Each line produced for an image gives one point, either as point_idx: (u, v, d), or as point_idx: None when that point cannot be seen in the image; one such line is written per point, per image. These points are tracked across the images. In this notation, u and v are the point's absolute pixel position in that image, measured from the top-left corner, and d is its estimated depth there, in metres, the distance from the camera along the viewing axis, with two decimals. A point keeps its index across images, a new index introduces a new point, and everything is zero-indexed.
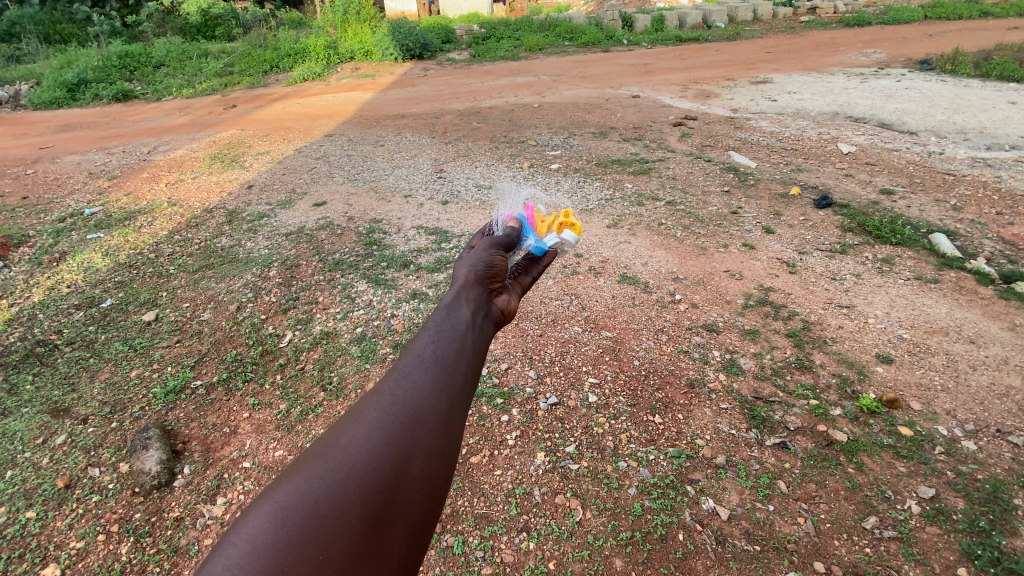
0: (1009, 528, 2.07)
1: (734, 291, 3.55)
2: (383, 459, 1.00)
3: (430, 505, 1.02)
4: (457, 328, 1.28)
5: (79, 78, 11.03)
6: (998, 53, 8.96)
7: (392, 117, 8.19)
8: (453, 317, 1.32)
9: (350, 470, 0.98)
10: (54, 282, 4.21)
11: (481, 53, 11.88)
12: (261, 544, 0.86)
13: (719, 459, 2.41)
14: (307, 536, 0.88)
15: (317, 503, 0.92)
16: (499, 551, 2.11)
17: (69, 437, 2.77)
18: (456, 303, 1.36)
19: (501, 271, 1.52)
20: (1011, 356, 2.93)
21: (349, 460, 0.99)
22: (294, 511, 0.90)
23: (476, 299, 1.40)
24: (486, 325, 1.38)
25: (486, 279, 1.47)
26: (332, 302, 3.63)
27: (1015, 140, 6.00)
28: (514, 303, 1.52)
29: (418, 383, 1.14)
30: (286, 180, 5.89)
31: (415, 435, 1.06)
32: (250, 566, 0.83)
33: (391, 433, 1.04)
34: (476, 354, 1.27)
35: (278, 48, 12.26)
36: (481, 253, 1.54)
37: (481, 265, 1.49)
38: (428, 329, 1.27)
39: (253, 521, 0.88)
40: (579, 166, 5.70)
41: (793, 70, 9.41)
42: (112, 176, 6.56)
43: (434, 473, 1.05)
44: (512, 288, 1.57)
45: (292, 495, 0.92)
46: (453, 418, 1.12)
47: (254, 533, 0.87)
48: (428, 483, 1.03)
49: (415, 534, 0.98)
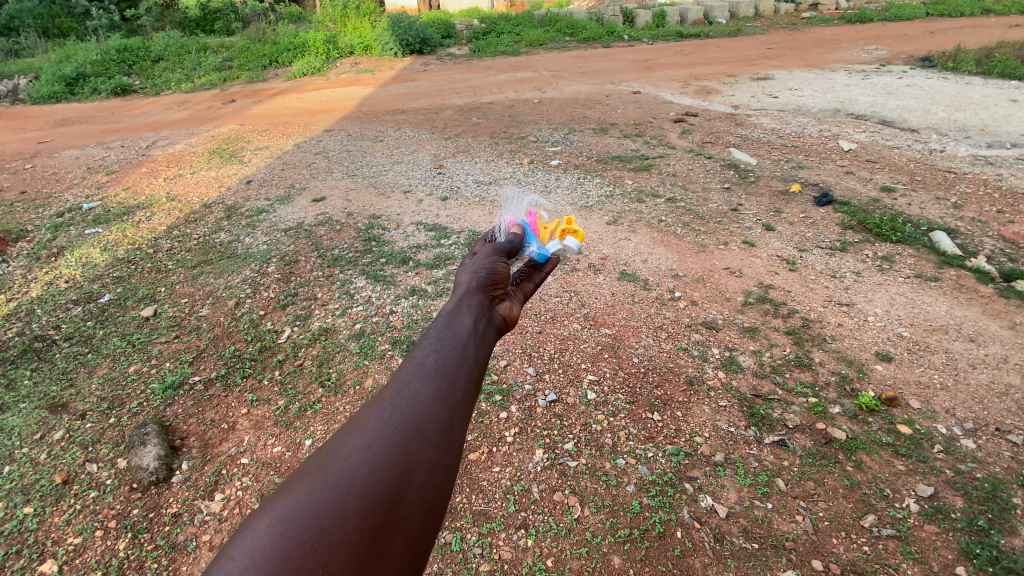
0: (1008, 526, 2.07)
1: (733, 289, 3.54)
2: (384, 471, 1.00)
3: (432, 515, 1.02)
4: (460, 336, 1.27)
5: (77, 72, 10.98)
6: (999, 50, 8.93)
7: (392, 112, 8.16)
8: (455, 325, 1.30)
9: (351, 481, 0.97)
10: (53, 277, 4.19)
11: (482, 48, 11.83)
12: (261, 558, 0.85)
13: (719, 457, 2.41)
14: (307, 551, 0.88)
15: (317, 516, 0.91)
16: (498, 548, 2.11)
17: (67, 433, 2.76)
18: (458, 309, 1.35)
19: (504, 278, 1.51)
20: (1011, 354, 2.92)
21: (349, 472, 0.98)
22: (294, 524, 0.90)
23: (478, 306, 1.39)
24: (489, 331, 1.37)
25: (489, 285, 1.46)
26: (332, 298, 3.62)
27: (1016, 138, 5.98)
28: (516, 310, 1.50)
29: (419, 392, 1.13)
30: (286, 175, 5.87)
31: (416, 445, 1.05)
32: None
33: (392, 444, 1.04)
34: (479, 362, 1.26)
35: (278, 43, 12.22)
36: (484, 259, 1.53)
37: (484, 271, 1.47)
38: (430, 336, 1.26)
39: (252, 535, 0.88)
40: (579, 162, 5.68)
41: (794, 67, 9.37)
42: (110, 171, 6.54)
43: (436, 483, 1.04)
44: (515, 294, 1.57)
45: (291, 507, 0.92)
46: (454, 428, 1.12)
47: (253, 547, 0.86)
48: (429, 493, 1.02)
49: (416, 544, 0.98)
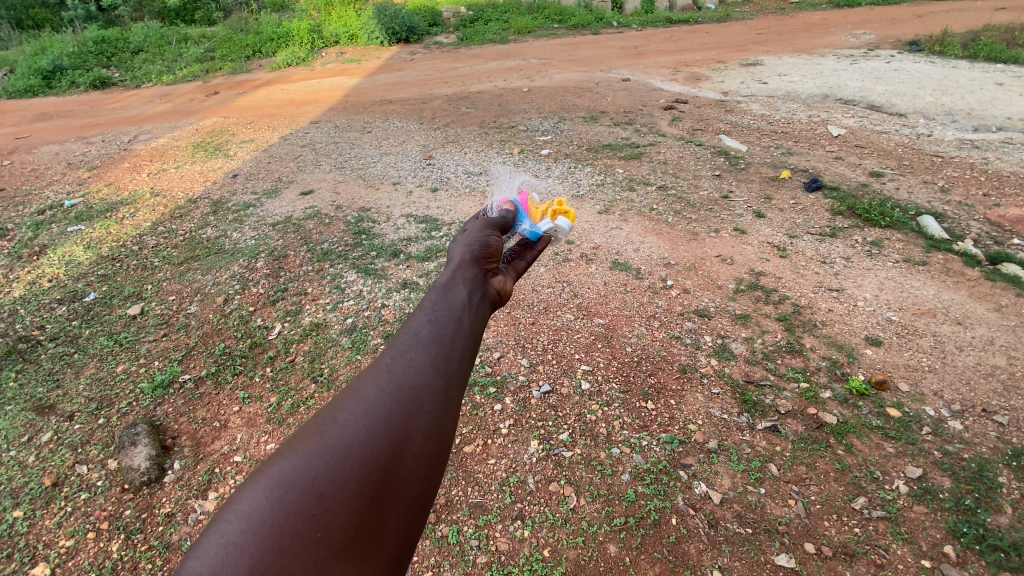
0: (994, 505, 2.11)
1: (724, 276, 3.56)
2: (380, 437, 0.98)
3: (429, 483, 1.00)
4: (454, 307, 1.23)
5: (54, 65, 10.71)
6: (985, 34, 8.96)
7: (380, 103, 8.06)
8: (450, 295, 1.27)
9: (347, 448, 0.96)
10: (36, 276, 4.11)
11: (470, 36, 11.67)
12: (258, 521, 0.86)
13: (712, 444, 2.43)
14: (304, 513, 0.88)
15: (314, 480, 0.91)
16: (494, 540, 2.12)
17: (55, 435, 2.72)
18: (453, 282, 1.32)
19: (497, 251, 1.47)
20: (997, 336, 2.96)
21: (346, 437, 0.97)
22: (291, 488, 0.89)
23: (473, 278, 1.35)
24: (484, 302, 1.33)
25: (482, 257, 1.42)
26: (322, 292, 3.59)
27: (1001, 121, 6.04)
28: (510, 285, 1.46)
29: (415, 360, 1.11)
30: (273, 168, 5.78)
31: (414, 413, 1.03)
32: (247, 544, 0.83)
33: (388, 410, 1.02)
34: (474, 332, 1.22)
35: (261, 32, 11.97)
36: (477, 232, 1.49)
37: (477, 244, 1.43)
38: (424, 307, 1.22)
39: (249, 498, 0.88)
40: (569, 151, 5.65)
41: (783, 52, 9.36)
42: (91, 166, 6.40)
43: (433, 450, 1.02)
44: (508, 270, 1.52)
45: (289, 471, 0.92)
46: (451, 397, 1.09)
47: (251, 510, 0.87)
48: (427, 459, 1.01)
49: (414, 510, 0.97)
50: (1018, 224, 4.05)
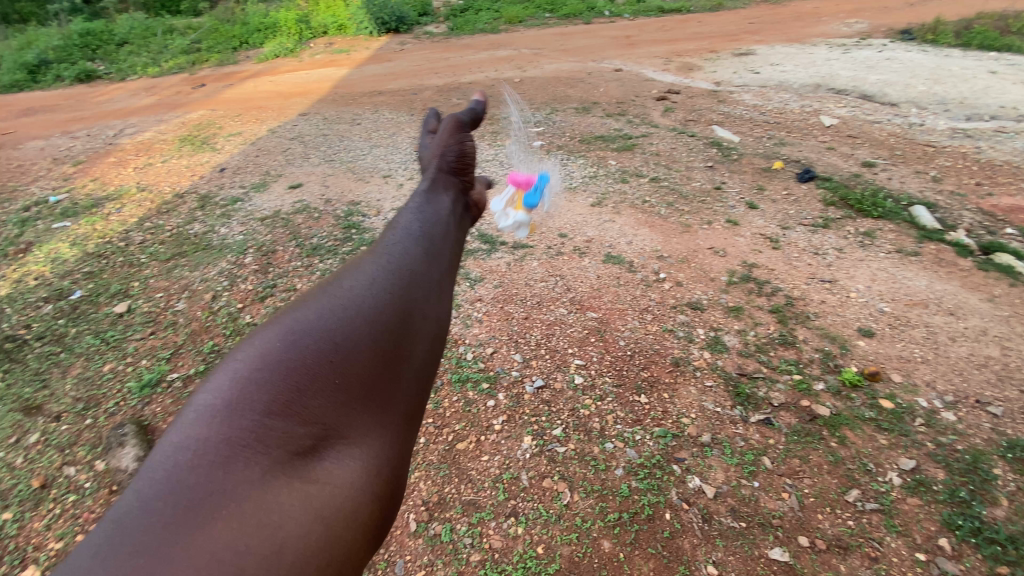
0: (988, 497, 2.12)
1: (717, 268, 3.54)
2: (388, 297, 0.92)
3: (438, 350, 0.96)
4: (441, 206, 1.19)
5: (38, 58, 10.49)
6: (977, 22, 8.94)
7: (369, 94, 7.94)
8: (433, 197, 1.22)
9: (355, 307, 0.89)
10: (21, 274, 4.03)
11: (461, 26, 11.52)
12: (267, 367, 0.79)
13: (705, 437, 2.42)
14: (316, 362, 0.81)
15: (325, 333, 0.84)
16: (488, 538, 2.11)
17: (42, 436, 2.67)
18: (434, 188, 1.27)
19: (471, 161, 1.43)
20: (990, 326, 2.97)
21: (353, 298, 0.91)
22: (299, 340, 0.83)
23: (451, 188, 1.31)
24: (463, 212, 1.29)
25: (456, 166, 1.38)
26: (312, 288, 3.53)
27: (994, 111, 6.04)
28: (479, 202, 1.43)
29: (411, 241, 1.05)
30: (261, 162, 5.69)
31: (419, 278, 0.98)
32: (259, 390, 0.77)
33: (391, 277, 0.96)
34: (459, 229, 1.19)
35: (248, 23, 11.76)
36: (449, 138, 1.44)
37: (450, 154, 1.39)
38: (410, 204, 1.17)
39: (253, 353, 0.81)
40: (562, 143, 5.59)
41: (776, 41, 9.31)
42: (76, 161, 6.28)
43: (440, 318, 0.98)
44: (478, 186, 1.48)
45: (295, 326, 0.85)
46: (448, 276, 1.05)
47: (258, 359, 0.80)
48: (436, 325, 0.96)
49: (428, 371, 0.92)
50: (1010, 213, 4.06)
